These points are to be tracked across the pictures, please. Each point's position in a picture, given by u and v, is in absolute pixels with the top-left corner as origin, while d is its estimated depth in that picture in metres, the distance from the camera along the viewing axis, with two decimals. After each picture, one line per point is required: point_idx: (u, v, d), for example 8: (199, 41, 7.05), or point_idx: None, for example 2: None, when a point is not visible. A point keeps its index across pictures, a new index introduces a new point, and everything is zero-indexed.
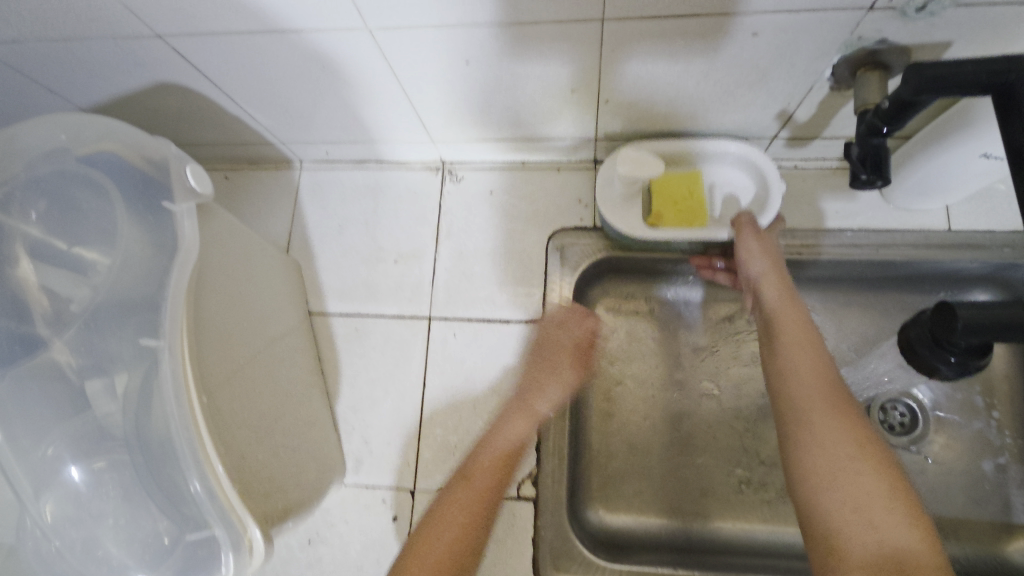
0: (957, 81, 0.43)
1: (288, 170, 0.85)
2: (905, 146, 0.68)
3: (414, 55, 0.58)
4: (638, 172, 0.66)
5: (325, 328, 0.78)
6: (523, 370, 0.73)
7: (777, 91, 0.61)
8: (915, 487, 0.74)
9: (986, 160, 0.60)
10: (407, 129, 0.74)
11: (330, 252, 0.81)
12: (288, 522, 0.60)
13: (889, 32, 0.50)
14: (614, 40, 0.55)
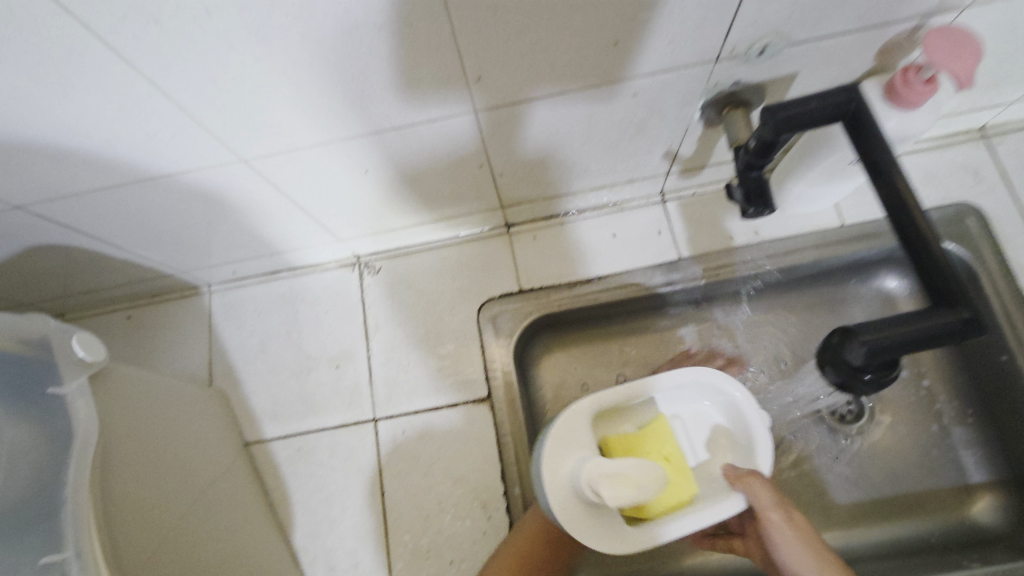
0: (808, 117, 0.45)
1: (196, 296, 0.81)
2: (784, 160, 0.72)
3: (299, 171, 0.57)
4: (621, 484, 0.48)
5: (266, 455, 0.73)
6: (479, 453, 0.71)
7: (657, 137, 0.63)
8: (875, 470, 0.77)
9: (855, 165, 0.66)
10: (311, 236, 0.72)
11: (256, 373, 0.77)
12: None
13: (740, 75, 0.54)
14: (492, 124, 0.56)
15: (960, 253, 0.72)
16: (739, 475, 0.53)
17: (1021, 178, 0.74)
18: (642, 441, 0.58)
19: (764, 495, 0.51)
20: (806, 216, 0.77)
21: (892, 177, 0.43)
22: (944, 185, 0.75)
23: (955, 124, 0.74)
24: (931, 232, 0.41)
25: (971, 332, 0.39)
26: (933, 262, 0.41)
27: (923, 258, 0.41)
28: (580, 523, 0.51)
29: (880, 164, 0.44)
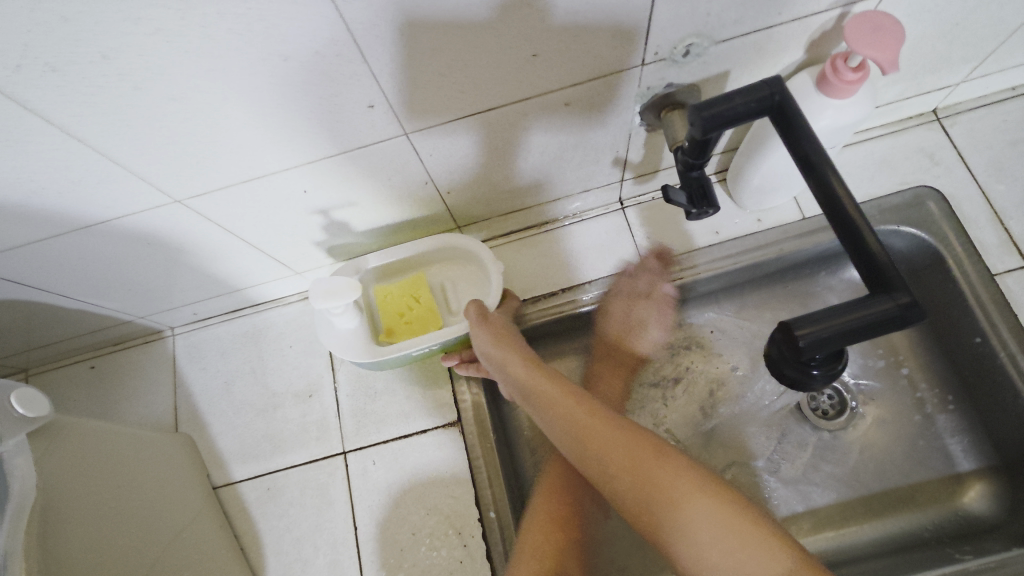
0: (733, 113, 0.45)
1: (159, 340, 0.80)
2: (734, 158, 0.72)
3: (239, 208, 0.57)
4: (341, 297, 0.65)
5: (235, 497, 0.72)
6: (452, 478, 0.69)
7: (601, 145, 0.63)
8: (860, 466, 0.75)
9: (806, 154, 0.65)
10: (267, 271, 0.72)
11: (222, 414, 0.76)
12: None
13: (671, 77, 0.53)
14: (427, 146, 0.55)
15: (924, 237, 0.71)
16: (473, 308, 0.67)
17: (978, 157, 0.74)
18: (396, 288, 0.72)
19: (480, 331, 0.65)
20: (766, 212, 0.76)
21: (824, 170, 0.42)
22: (900, 170, 0.75)
23: (905, 109, 0.74)
24: (864, 224, 0.40)
25: (910, 319, 0.37)
26: (867, 253, 0.40)
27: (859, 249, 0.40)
28: (347, 346, 0.70)
29: (812, 158, 0.43)
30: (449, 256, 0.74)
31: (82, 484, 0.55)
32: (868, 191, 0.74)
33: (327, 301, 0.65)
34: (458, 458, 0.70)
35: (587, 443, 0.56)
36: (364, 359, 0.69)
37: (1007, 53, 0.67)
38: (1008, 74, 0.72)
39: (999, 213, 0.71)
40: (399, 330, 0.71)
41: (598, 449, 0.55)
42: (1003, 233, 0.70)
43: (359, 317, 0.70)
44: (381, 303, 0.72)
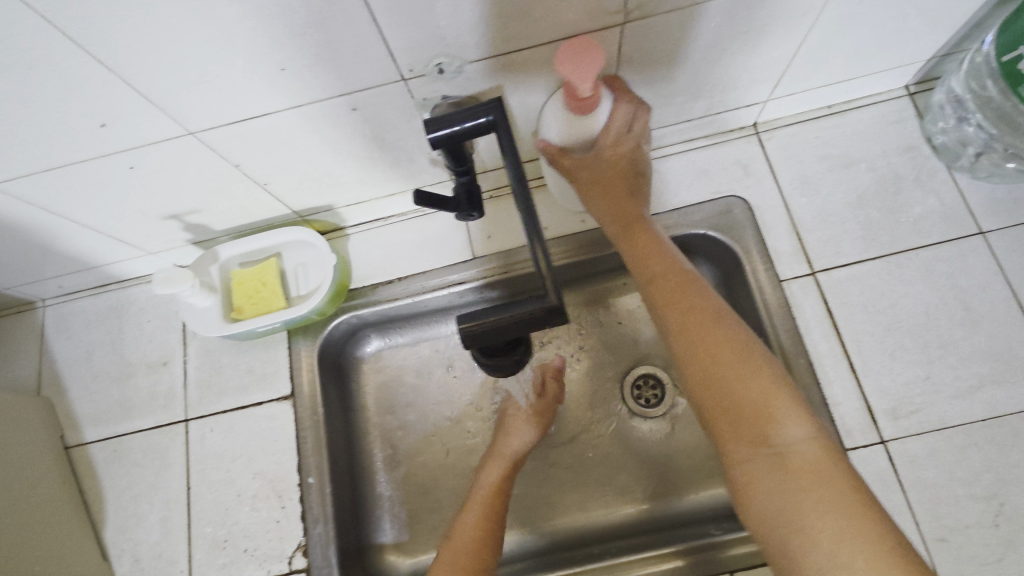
0: (457, 130, 0.49)
1: (31, 310, 0.86)
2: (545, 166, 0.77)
3: (55, 194, 0.62)
4: (172, 285, 0.69)
5: (85, 457, 0.78)
6: (279, 448, 0.76)
7: (408, 147, 0.68)
8: (669, 450, 0.80)
9: None
10: (118, 250, 0.77)
11: (81, 381, 0.82)
12: None
13: (442, 90, 0.58)
14: (224, 147, 0.60)
15: (724, 242, 0.77)
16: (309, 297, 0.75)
17: (787, 170, 0.79)
18: (250, 274, 0.76)
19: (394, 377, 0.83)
20: (590, 214, 0.82)
21: (522, 188, 0.48)
22: (716, 179, 0.80)
23: (722, 123, 0.79)
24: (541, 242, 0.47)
25: (556, 316, 0.45)
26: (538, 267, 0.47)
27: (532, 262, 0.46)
28: (198, 321, 0.75)
29: (514, 182, 0.48)
30: (299, 244, 0.79)
31: None
32: (685, 198, 0.79)
33: (166, 288, 0.69)
34: (288, 429, 0.77)
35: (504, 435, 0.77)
36: (207, 333, 0.74)
37: (802, 75, 0.72)
38: (817, 93, 0.77)
39: (797, 224, 0.76)
40: (245, 311, 0.75)
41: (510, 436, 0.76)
42: (797, 242, 0.76)
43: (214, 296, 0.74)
44: (236, 285, 0.76)
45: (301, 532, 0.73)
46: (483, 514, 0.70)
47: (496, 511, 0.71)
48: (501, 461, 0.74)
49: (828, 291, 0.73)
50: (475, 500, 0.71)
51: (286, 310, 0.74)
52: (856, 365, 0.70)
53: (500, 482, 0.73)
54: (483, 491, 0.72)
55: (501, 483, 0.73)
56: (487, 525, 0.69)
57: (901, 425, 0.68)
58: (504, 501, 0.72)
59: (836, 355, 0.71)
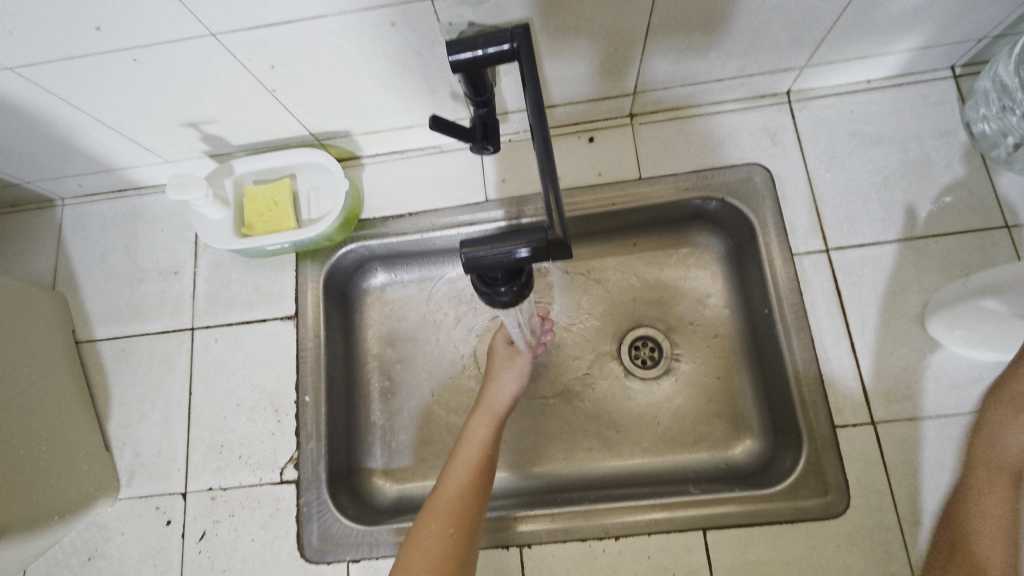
0: (478, 56, 0.48)
1: (50, 208, 0.87)
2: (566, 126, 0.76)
3: (75, 86, 0.62)
4: (186, 191, 0.69)
5: (94, 353, 0.81)
6: (279, 366, 0.78)
7: (430, 76, 0.67)
8: (659, 412, 0.81)
9: None
10: (137, 154, 0.78)
11: (94, 281, 0.84)
12: (24, 539, 0.66)
13: (469, 16, 0.57)
14: (245, 54, 0.59)
15: (742, 210, 0.76)
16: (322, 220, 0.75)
17: (815, 143, 0.77)
18: (263, 192, 0.76)
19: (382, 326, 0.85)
20: (608, 167, 0.80)
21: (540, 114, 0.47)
22: (741, 145, 0.78)
23: (755, 87, 0.76)
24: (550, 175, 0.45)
25: (558, 248, 0.44)
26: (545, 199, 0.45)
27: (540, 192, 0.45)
28: (209, 233, 0.75)
29: (531, 110, 0.47)
30: (315, 167, 0.79)
31: None
32: (707, 161, 0.78)
33: (180, 194, 0.69)
34: (289, 348, 0.79)
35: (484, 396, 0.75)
36: (217, 245, 0.75)
37: (843, 43, 0.69)
38: (857, 65, 0.74)
39: (817, 199, 0.75)
40: (256, 228, 0.75)
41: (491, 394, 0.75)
42: (815, 217, 0.74)
43: (227, 210, 0.75)
44: (248, 201, 0.76)
45: (294, 446, 0.75)
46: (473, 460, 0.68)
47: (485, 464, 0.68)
48: (487, 415, 0.73)
49: (839, 270, 0.72)
50: (463, 451, 0.69)
51: (295, 232, 0.75)
52: (857, 346, 0.70)
53: (487, 432, 0.71)
54: (471, 440, 0.70)
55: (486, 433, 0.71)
56: (476, 471, 0.67)
57: (893, 409, 0.68)
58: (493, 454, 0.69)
59: (837, 334, 0.71)
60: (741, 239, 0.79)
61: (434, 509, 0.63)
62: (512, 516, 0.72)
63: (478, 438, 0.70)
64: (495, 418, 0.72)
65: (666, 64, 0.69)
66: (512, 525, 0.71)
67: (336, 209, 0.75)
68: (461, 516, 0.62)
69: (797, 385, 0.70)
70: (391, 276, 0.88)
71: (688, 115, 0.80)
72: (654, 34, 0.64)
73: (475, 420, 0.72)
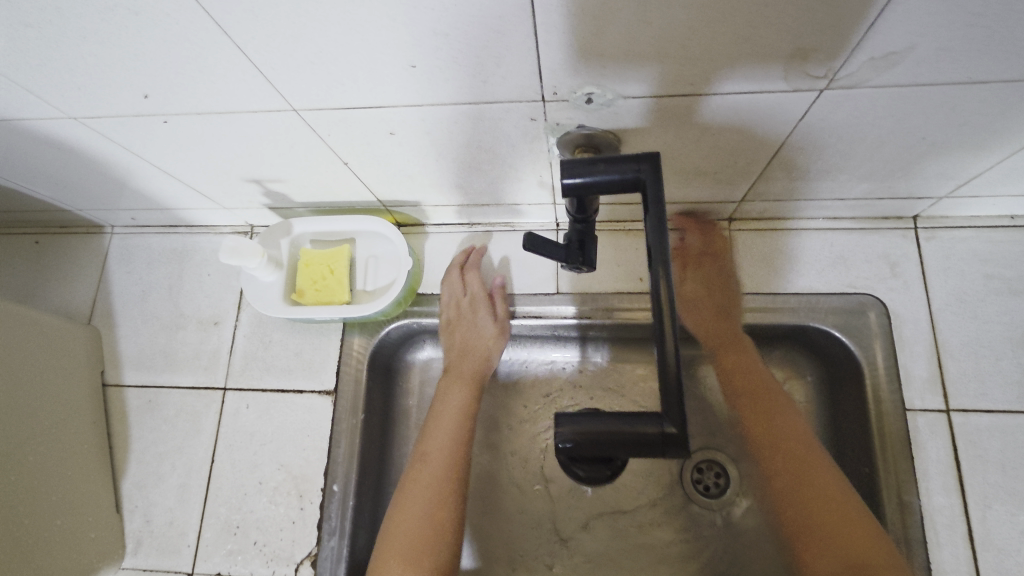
0: (595, 181, 0.42)
1: (99, 235, 0.84)
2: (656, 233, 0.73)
3: (135, 138, 0.57)
4: (238, 256, 0.65)
5: (119, 400, 0.76)
6: (311, 445, 0.72)
7: (520, 166, 0.60)
8: (722, 552, 0.71)
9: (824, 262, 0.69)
10: (194, 198, 0.73)
11: (132, 320, 0.79)
12: None
13: (581, 119, 0.50)
14: (324, 128, 0.53)
15: (849, 346, 0.66)
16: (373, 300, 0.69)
17: (942, 281, 0.67)
18: (319, 258, 0.71)
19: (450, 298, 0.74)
20: (698, 273, 0.72)
21: (660, 260, 0.39)
22: (853, 271, 0.69)
23: (879, 209, 0.67)
24: (670, 324, 0.38)
25: (674, 448, 0.36)
26: (661, 362, 0.38)
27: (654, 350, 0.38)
28: (258, 295, 0.71)
29: (654, 251, 0.40)
30: (379, 235, 0.73)
31: None
32: (812, 284, 0.69)
33: (232, 258, 0.65)
34: (325, 425, 0.72)
35: (448, 373, 0.70)
36: (263, 309, 0.70)
37: (999, 181, 0.60)
38: (1005, 202, 0.64)
39: (939, 347, 0.65)
40: (306, 295, 0.70)
41: (450, 390, 0.69)
42: (935, 368, 0.64)
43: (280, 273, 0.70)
44: (303, 266, 0.71)
45: (314, 540, 0.68)
46: (434, 478, 0.62)
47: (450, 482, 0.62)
48: (460, 413, 0.67)
49: (960, 436, 0.62)
50: (430, 466, 0.63)
51: (349, 306, 0.69)
52: (975, 532, 0.60)
53: (453, 446, 0.64)
54: (434, 444, 0.65)
55: (454, 440, 0.65)
56: (438, 494, 0.61)
57: None
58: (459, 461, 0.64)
59: (954, 514, 0.60)
60: None
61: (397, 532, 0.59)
62: None
63: (437, 458, 0.64)
64: (471, 390, 0.69)
65: (786, 180, 0.61)
66: None
67: (396, 285, 0.69)
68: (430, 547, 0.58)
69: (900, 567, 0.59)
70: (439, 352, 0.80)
71: (795, 227, 0.71)
72: (783, 154, 0.56)
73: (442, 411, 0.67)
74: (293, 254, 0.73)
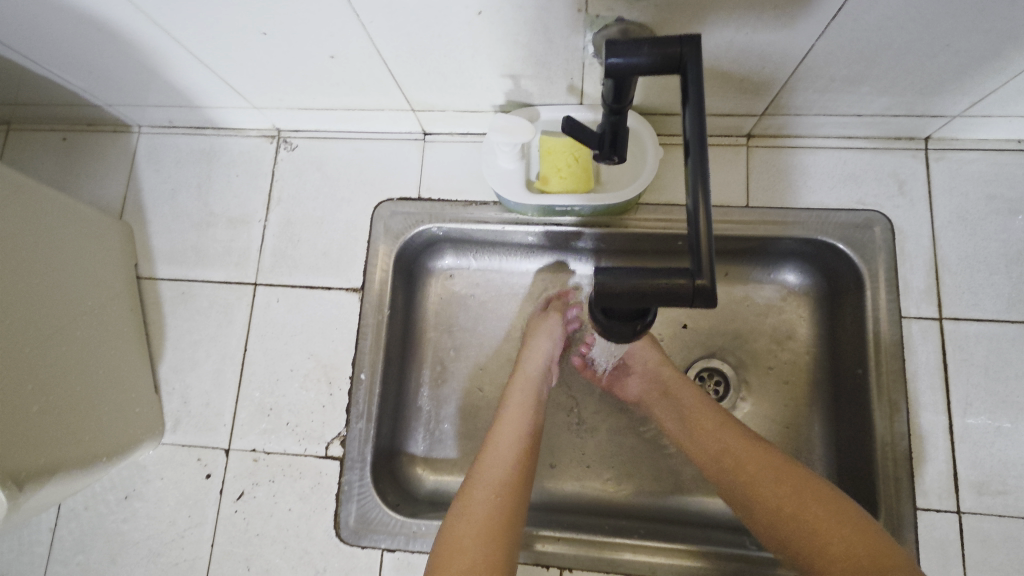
0: (638, 63, 0.44)
1: (126, 133, 0.85)
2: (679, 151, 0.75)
3: (177, 20, 0.59)
4: (512, 135, 0.64)
5: (154, 291, 0.80)
6: (339, 337, 0.76)
7: (552, 66, 0.62)
8: None
9: (833, 179, 0.72)
10: (226, 95, 0.75)
11: (162, 217, 0.82)
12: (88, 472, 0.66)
13: (621, 11, 0.51)
14: (367, 14, 0.55)
15: (852, 258, 0.70)
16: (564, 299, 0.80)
17: (946, 200, 0.70)
18: (558, 146, 0.68)
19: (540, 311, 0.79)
20: (715, 187, 0.74)
21: (699, 152, 0.42)
22: (863, 188, 0.72)
23: (893, 128, 0.69)
24: (706, 208, 0.41)
25: (702, 298, 0.40)
26: (694, 246, 0.41)
27: (690, 232, 0.42)
28: (511, 184, 0.69)
29: (692, 140, 0.43)
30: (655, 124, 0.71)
31: (13, 236, 0.62)
32: (824, 200, 0.72)
33: (503, 135, 0.64)
34: (354, 320, 0.76)
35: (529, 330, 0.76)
36: (512, 198, 0.69)
37: (1008, 101, 0.62)
38: (1016, 124, 0.66)
39: (938, 261, 0.69)
40: (555, 182, 0.68)
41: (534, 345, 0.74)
42: (932, 281, 0.68)
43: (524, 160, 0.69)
44: (545, 153, 0.68)
45: (343, 422, 0.73)
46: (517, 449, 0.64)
47: (515, 493, 0.61)
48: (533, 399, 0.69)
49: (950, 342, 0.67)
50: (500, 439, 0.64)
51: (597, 195, 0.68)
52: (954, 428, 0.65)
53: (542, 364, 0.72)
54: (514, 425, 0.66)
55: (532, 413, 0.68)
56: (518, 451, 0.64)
57: (984, 501, 0.63)
58: (522, 471, 0.63)
59: (937, 411, 0.65)
60: (841, 288, 0.73)
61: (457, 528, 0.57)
62: (536, 534, 0.68)
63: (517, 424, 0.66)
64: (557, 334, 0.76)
65: (810, 91, 0.63)
66: (532, 543, 0.68)
67: (648, 167, 0.69)
68: (493, 537, 0.57)
69: (882, 455, 0.65)
70: (460, 260, 0.84)
71: (812, 145, 0.73)
72: (811, 61, 0.58)
73: (516, 387, 0.70)
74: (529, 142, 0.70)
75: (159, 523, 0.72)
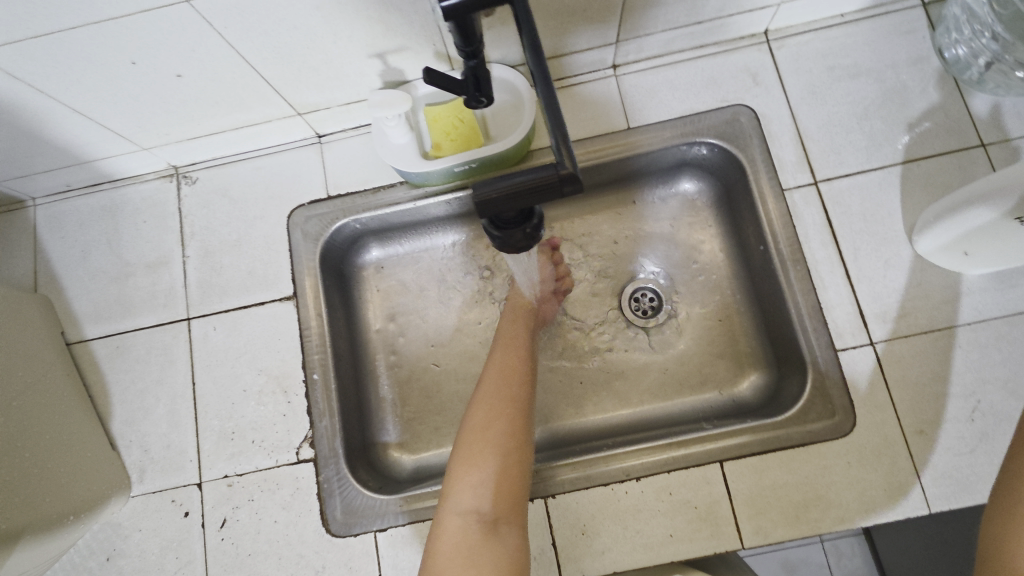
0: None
1: (21, 210, 0.84)
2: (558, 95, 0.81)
3: (36, 70, 0.60)
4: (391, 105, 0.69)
5: (87, 354, 0.79)
6: (283, 347, 0.77)
7: (413, 37, 0.66)
8: (668, 357, 0.80)
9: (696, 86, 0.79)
10: (113, 142, 0.75)
11: (79, 280, 0.81)
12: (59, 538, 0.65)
13: None
14: (221, 21, 0.58)
15: (730, 150, 0.76)
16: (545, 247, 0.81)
17: (795, 80, 0.78)
18: (443, 112, 0.73)
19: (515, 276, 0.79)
20: (598, 119, 0.79)
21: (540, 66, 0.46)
22: (723, 88, 0.79)
23: (733, 28, 0.77)
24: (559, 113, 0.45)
25: (568, 183, 0.44)
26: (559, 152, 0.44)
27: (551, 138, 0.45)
28: (405, 157, 0.72)
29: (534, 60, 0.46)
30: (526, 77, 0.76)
31: None
32: (693, 106, 0.78)
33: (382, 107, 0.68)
34: (294, 327, 0.78)
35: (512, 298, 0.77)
36: (408, 168, 0.72)
37: None
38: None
39: (801, 134, 0.76)
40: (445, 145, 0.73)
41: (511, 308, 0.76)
42: (801, 152, 0.76)
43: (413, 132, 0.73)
44: (431, 121, 0.73)
45: (307, 425, 0.75)
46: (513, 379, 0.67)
47: (517, 431, 0.63)
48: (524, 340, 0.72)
49: (828, 201, 0.74)
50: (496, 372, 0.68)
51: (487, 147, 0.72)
52: (851, 273, 0.72)
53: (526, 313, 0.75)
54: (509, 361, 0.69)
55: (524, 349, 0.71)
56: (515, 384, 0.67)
57: (891, 328, 0.70)
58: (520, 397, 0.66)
59: (833, 262, 0.72)
60: (730, 181, 0.80)
61: (471, 449, 0.62)
62: None
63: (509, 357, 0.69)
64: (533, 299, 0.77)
65: (648, 8, 0.69)
66: None
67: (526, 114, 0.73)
68: (502, 465, 0.61)
69: (797, 313, 0.71)
70: (385, 249, 0.86)
71: (671, 61, 0.80)
72: None
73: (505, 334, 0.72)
74: (416, 117, 0.75)
75: (149, 573, 0.72)
